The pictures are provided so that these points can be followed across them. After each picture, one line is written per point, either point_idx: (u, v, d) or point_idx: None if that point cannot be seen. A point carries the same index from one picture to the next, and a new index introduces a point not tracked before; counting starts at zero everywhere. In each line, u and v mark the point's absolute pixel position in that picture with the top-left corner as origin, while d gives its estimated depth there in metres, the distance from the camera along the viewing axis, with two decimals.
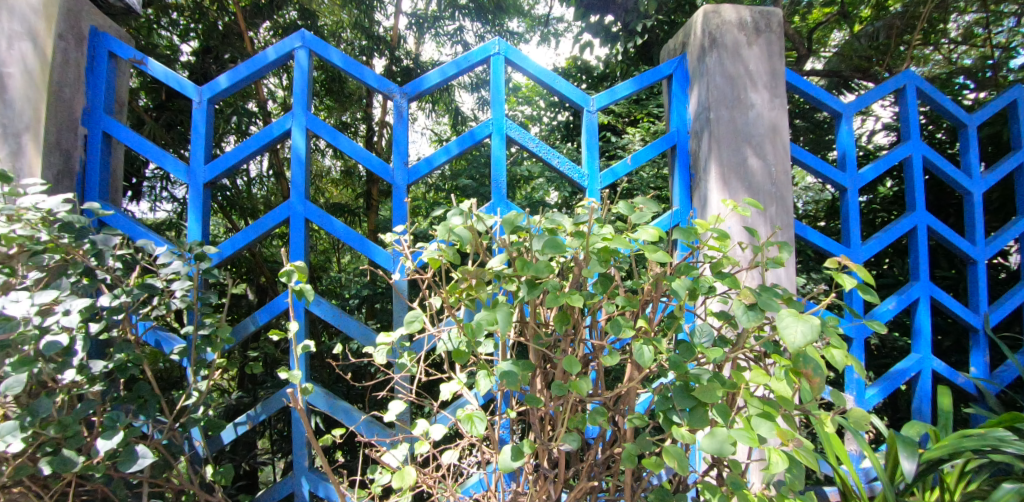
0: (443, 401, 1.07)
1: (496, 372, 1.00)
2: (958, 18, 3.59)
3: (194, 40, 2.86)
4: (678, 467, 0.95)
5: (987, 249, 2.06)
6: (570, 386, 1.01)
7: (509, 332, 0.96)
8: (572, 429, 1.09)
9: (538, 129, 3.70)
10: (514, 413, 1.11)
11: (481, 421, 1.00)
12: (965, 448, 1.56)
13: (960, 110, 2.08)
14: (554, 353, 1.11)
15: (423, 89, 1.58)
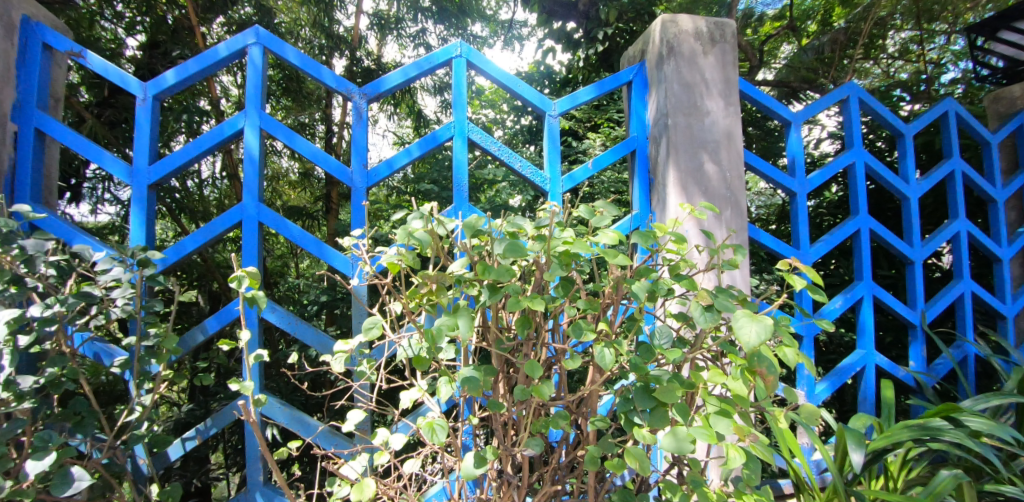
0: (403, 408, 1.05)
1: (457, 378, 0.99)
2: (897, 34, 3.80)
3: (140, 34, 2.74)
4: (640, 468, 0.96)
5: (925, 250, 2.18)
6: (533, 391, 1.01)
7: (470, 337, 0.95)
8: (535, 433, 1.08)
9: (501, 134, 3.70)
10: (476, 420, 1.09)
11: (443, 429, 0.98)
12: (905, 439, 1.64)
13: (899, 118, 2.19)
14: (516, 357, 1.11)
15: (384, 90, 1.56)
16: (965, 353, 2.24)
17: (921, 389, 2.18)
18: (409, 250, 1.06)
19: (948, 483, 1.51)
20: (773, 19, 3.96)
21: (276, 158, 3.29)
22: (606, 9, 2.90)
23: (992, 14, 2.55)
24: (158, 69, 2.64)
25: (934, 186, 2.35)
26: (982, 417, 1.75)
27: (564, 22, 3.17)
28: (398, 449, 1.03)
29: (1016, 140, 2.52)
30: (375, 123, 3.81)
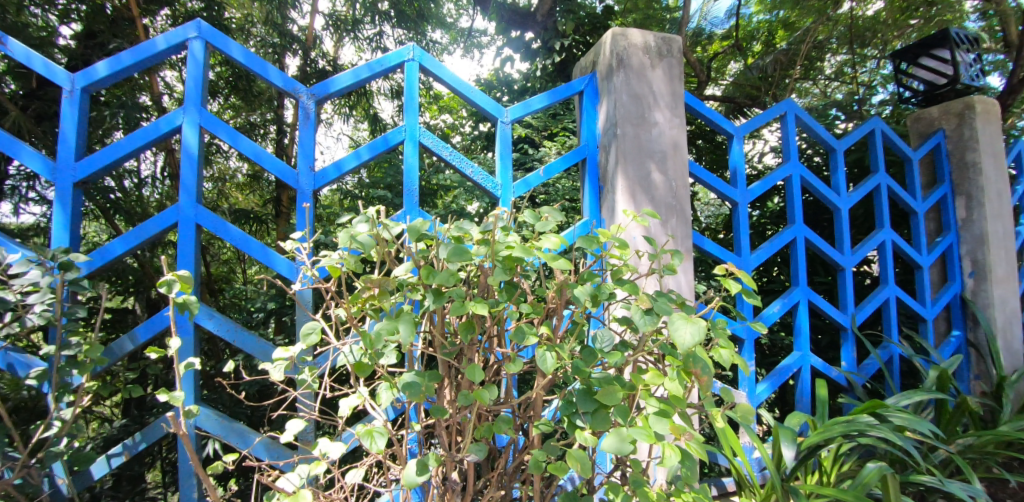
0: (342, 417, 1.03)
1: (399, 383, 0.98)
2: (833, 57, 4.03)
3: (76, 23, 2.42)
4: (581, 470, 0.97)
5: (854, 257, 2.31)
6: (475, 396, 1.00)
7: (410, 342, 0.94)
8: (480, 439, 1.08)
9: (459, 141, 3.68)
10: (420, 426, 1.08)
11: (382, 436, 0.97)
12: (835, 434, 1.73)
13: (830, 133, 2.32)
14: (461, 363, 1.10)
15: (333, 91, 1.52)
16: (889, 354, 2.39)
17: (851, 388, 2.31)
18: (353, 254, 1.04)
19: (873, 475, 1.60)
20: (722, 38, 4.12)
21: (223, 159, 3.06)
22: (564, 21, 2.94)
23: (914, 41, 2.76)
24: (93, 61, 2.36)
25: (862, 197, 2.50)
26: (905, 412, 1.88)
27: (523, 32, 3.19)
28: (336, 457, 1.01)
29: (935, 157, 2.71)
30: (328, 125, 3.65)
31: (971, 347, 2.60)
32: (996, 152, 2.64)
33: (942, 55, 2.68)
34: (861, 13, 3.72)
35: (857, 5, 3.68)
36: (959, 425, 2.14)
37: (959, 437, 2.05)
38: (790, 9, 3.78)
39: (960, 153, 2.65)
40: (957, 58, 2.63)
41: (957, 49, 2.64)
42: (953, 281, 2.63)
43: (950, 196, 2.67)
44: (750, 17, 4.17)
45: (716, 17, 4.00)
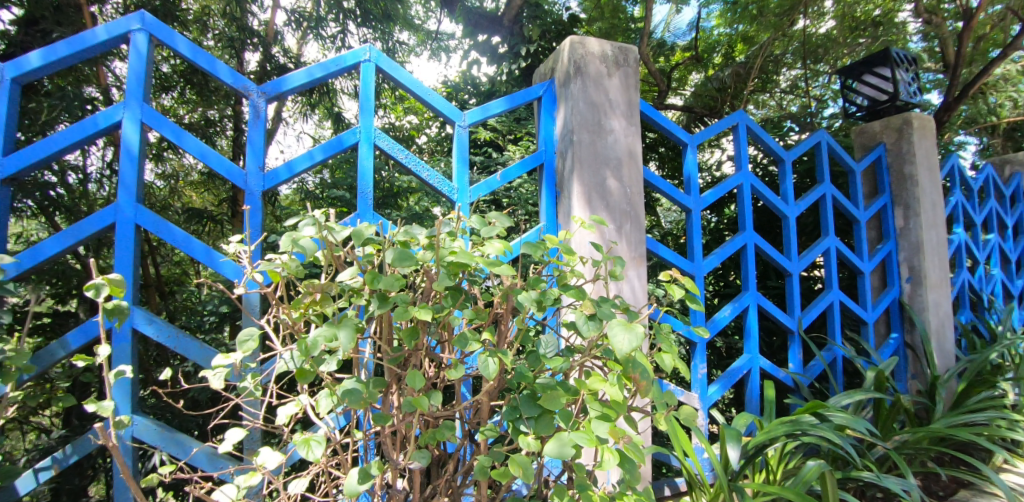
0: (280, 425, 1.00)
1: (339, 390, 0.96)
2: (789, 72, 4.19)
3: (17, 6, 2.17)
4: (524, 475, 0.97)
5: (800, 263, 2.40)
6: (416, 403, 0.99)
7: (351, 349, 0.92)
8: (425, 446, 1.07)
9: (423, 143, 3.62)
10: (363, 434, 1.06)
11: (320, 445, 0.95)
12: (779, 434, 1.79)
13: (779, 144, 2.42)
14: (407, 368, 1.09)
15: (286, 90, 1.48)
16: (834, 356, 2.50)
17: (797, 389, 2.40)
18: (296, 258, 1.02)
19: (812, 472, 1.67)
20: (684, 50, 4.21)
21: (177, 155, 2.79)
22: (531, 27, 2.95)
23: (858, 59, 2.97)
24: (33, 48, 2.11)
25: (809, 206, 2.61)
26: (843, 411, 1.97)
27: (489, 36, 3.21)
28: (272, 468, 0.99)
29: (876, 169, 2.86)
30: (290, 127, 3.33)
31: (909, 349, 2.75)
32: (930, 166, 2.81)
33: (883, 73, 2.88)
34: (813, 30, 3.88)
35: (811, 22, 3.84)
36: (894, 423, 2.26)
37: (896, 433, 2.17)
38: (749, 24, 3.91)
39: (898, 166, 2.81)
40: (897, 76, 2.82)
41: (896, 67, 2.84)
42: (892, 287, 2.77)
43: (889, 206, 2.82)
44: (711, 30, 4.28)
45: (679, 30, 4.01)
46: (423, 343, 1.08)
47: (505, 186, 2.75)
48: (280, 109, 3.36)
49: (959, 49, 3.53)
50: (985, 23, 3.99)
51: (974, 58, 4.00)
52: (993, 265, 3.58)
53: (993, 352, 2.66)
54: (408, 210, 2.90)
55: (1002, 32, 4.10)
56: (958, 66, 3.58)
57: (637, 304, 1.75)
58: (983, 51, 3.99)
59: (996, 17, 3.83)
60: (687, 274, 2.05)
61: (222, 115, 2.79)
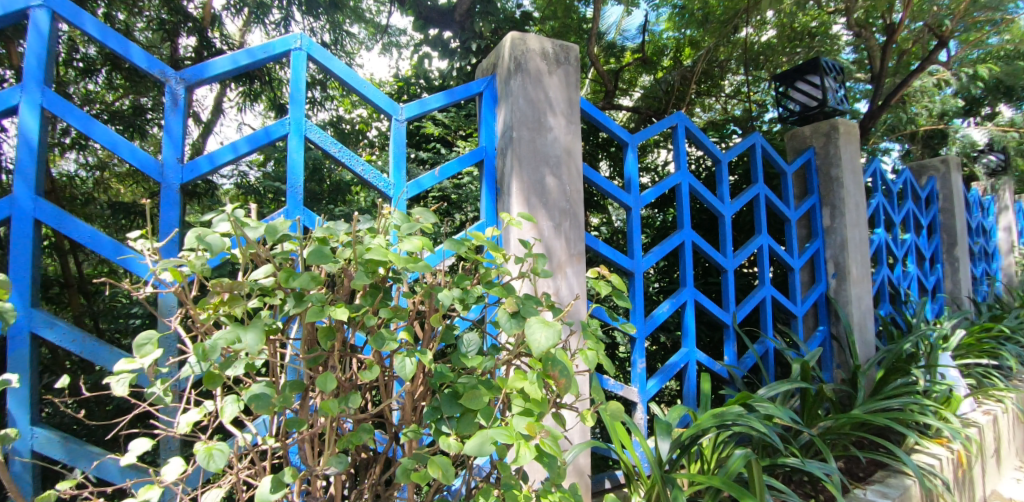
0: (181, 434, 0.95)
1: (246, 395, 0.93)
2: (733, 77, 4.34)
3: None
4: (443, 477, 0.96)
5: (733, 260, 2.50)
6: (327, 406, 0.96)
7: (259, 352, 0.88)
8: (343, 450, 1.04)
9: (373, 136, 3.50)
10: (276, 440, 1.01)
11: (223, 455, 0.91)
12: (710, 425, 1.86)
13: (716, 146, 2.51)
14: (327, 369, 1.05)
15: (207, 76, 1.40)
16: (767, 348, 2.62)
17: (732, 380, 2.51)
18: (204, 257, 0.96)
19: (739, 463, 1.74)
20: (633, 51, 4.28)
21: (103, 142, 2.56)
22: (483, 23, 2.92)
23: (792, 67, 3.10)
24: None
25: (743, 205, 2.73)
26: (767, 401, 2.07)
27: (440, 30, 3.14)
28: (173, 481, 0.93)
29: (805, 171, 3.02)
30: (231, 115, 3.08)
31: (835, 341, 2.93)
32: (855, 169, 2.99)
33: (814, 80, 3.02)
34: (755, 38, 4.03)
35: (754, 31, 3.99)
36: (817, 410, 2.40)
37: (820, 421, 2.31)
38: (695, 29, 4.03)
39: (826, 169, 2.98)
40: (825, 84, 2.97)
41: (825, 76, 2.99)
42: (820, 282, 2.94)
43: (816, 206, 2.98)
44: (660, 34, 4.37)
45: (629, 32, 4.10)
46: (339, 342, 1.05)
47: (455, 183, 2.69)
48: (218, 97, 3.14)
49: (884, 62, 3.77)
50: (906, 39, 4.29)
51: (897, 70, 4.29)
52: (909, 262, 3.86)
53: (908, 343, 2.87)
54: (357, 205, 2.79)
55: (921, 48, 4.41)
56: (881, 77, 3.82)
57: (575, 302, 1.78)
58: (905, 64, 4.28)
59: (916, 33, 4.11)
60: (627, 271, 2.10)
61: (156, 103, 2.58)
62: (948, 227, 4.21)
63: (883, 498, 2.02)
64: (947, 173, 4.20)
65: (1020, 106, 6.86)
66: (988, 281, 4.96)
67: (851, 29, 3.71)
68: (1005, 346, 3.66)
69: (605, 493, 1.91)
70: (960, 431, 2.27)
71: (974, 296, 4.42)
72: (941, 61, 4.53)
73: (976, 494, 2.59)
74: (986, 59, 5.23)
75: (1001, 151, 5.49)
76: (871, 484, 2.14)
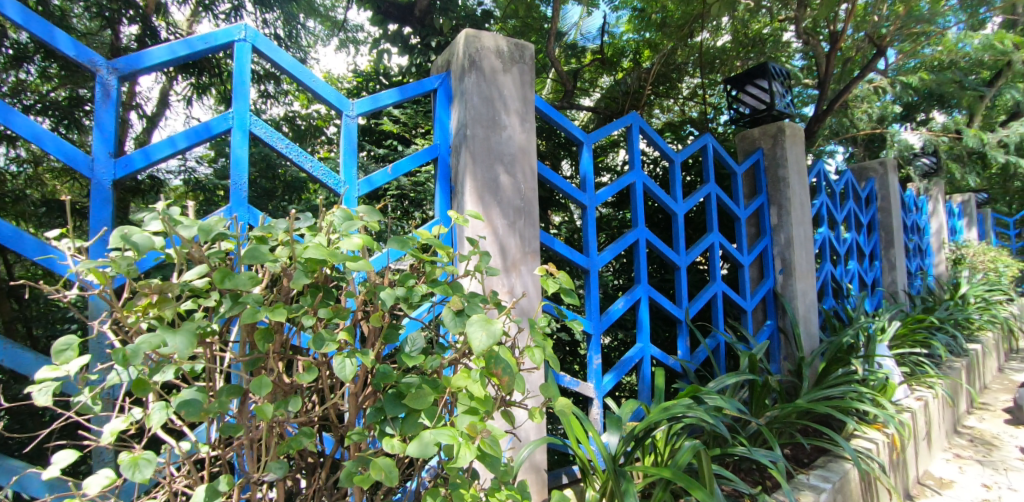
0: (106, 443, 0.91)
1: (175, 401, 0.90)
2: (690, 80, 4.43)
3: None
4: (387, 479, 0.94)
5: (686, 257, 2.57)
6: (261, 412, 0.93)
7: (188, 357, 0.85)
8: (282, 455, 1.01)
9: (331, 133, 3.40)
10: (210, 447, 0.98)
11: (150, 464, 0.87)
12: (661, 418, 1.91)
13: (669, 145, 2.57)
14: (266, 372, 1.02)
15: (143, 67, 1.33)
16: (718, 342, 2.71)
17: (684, 374, 2.57)
18: (131, 259, 0.92)
19: (688, 454, 1.79)
20: (593, 52, 4.31)
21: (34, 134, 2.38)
22: (444, 20, 2.89)
23: (742, 71, 3.21)
24: None
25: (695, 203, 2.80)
26: (715, 394, 2.13)
27: (399, 26, 3.09)
28: (96, 494, 0.88)
29: (754, 171, 3.13)
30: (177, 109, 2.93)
31: (781, 333, 3.05)
32: (800, 170, 3.12)
33: (762, 84, 3.13)
34: (711, 42, 4.15)
35: (710, 35, 4.11)
36: (764, 400, 2.49)
37: (767, 410, 2.42)
38: (653, 32, 4.10)
39: (773, 169, 3.09)
40: (773, 88, 3.09)
41: (772, 80, 3.11)
42: (767, 278, 3.05)
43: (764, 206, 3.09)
44: (620, 35, 4.42)
45: (589, 33, 4.15)
46: (278, 343, 1.02)
47: (413, 182, 2.64)
48: (163, 89, 2.98)
49: (829, 68, 3.94)
50: (849, 48, 4.51)
51: (841, 76, 4.49)
52: (850, 259, 4.06)
53: (848, 334, 3.02)
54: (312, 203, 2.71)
55: (862, 56, 4.65)
56: (826, 82, 4.00)
57: (529, 300, 1.79)
58: (848, 71, 4.49)
59: (858, 42, 4.32)
60: (583, 268, 2.12)
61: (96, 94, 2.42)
62: (885, 225, 4.45)
63: (825, 482, 2.11)
64: (884, 174, 4.45)
65: (950, 113, 7.32)
66: (921, 276, 5.26)
67: (800, 36, 3.85)
68: (935, 336, 3.90)
69: (561, 488, 1.93)
70: (893, 418, 2.41)
71: (908, 290, 4.69)
72: (880, 67, 4.78)
73: (909, 476, 2.75)
74: (920, 68, 5.55)
75: (933, 155, 5.84)
76: (813, 469, 2.24)
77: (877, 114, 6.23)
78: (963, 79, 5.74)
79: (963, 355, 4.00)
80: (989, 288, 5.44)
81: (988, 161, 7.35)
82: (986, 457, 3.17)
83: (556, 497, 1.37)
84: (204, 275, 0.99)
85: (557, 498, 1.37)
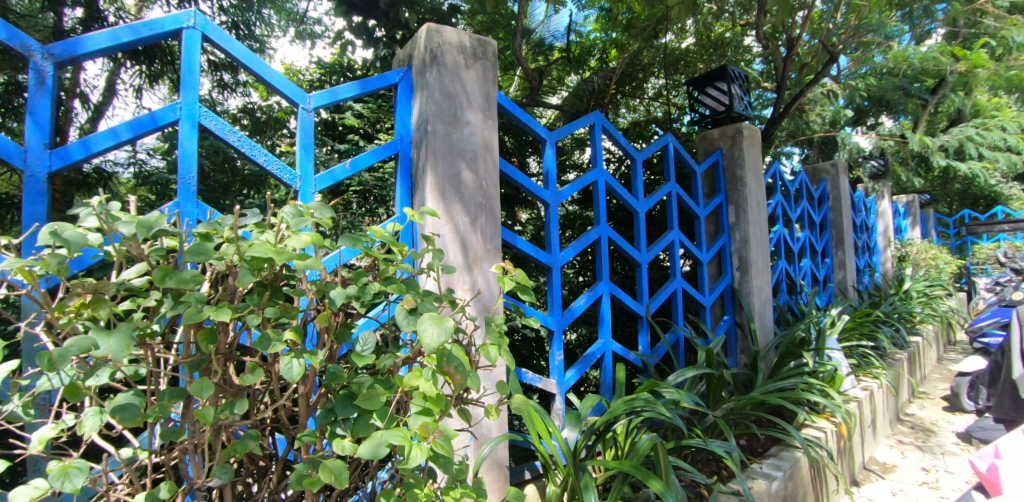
0: (34, 452, 0.86)
1: (110, 406, 0.86)
2: (655, 80, 4.50)
3: None
4: (336, 481, 0.93)
5: (648, 254, 2.61)
6: (202, 415, 0.89)
7: (125, 360, 0.81)
8: (230, 459, 0.98)
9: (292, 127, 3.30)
10: (150, 452, 0.94)
11: (82, 473, 0.83)
12: (621, 412, 1.94)
13: (630, 144, 2.61)
14: (213, 375, 0.99)
15: (82, 53, 1.26)
16: (677, 337, 2.77)
17: (645, 368, 2.62)
18: (63, 257, 0.87)
19: (646, 446, 1.83)
20: (560, 51, 4.33)
21: None
22: (409, 14, 2.85)
23: (703, 73, 3.30)
24: None
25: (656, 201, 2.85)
26: (672, 387, 2.18)
27: (364, 18, 3.03)
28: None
29: (713, 171, 3.21)
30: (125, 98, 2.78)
31: (738, 328, 3.14)
32: (756, 170, 3.22)
33: (721, 87, 3.23)
34: (675, 44, 4.23)
35: (674, 37, 4.19)
36: (721, 393, 2.57)
37: (723, 402, 2.49)
38: (620, 32, 4.15)
39: (731, 169, 3.17)
40: (732, 91, 3.19)
41: (732, 83, 3.20)
42: (725, 274, 3.14)
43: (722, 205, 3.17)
44: (588, 35, 4.45)
45: (556, 31, 4.18)
46: (224, 344, 0.99)
47: (375, 178, 2.58)
48: (110, 78, 2.83)
49: (785, 72, 4.06)
50: (805, 53, 4.67)
51: (798, 80, 4.64)
52: (804, 256, 4.21)
53: (800, 328, 3.13)
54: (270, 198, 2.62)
55: (817, 61, 4.82)
56: (783, 86, 4.13)
57: (491, 297, 1.79)
58: (804, 75, 4.64)
59: (813, 49, 4.48)
60: (545, 265, 2.13)
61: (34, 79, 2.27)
62: (837, 224, 4.63)
63: (777, 470, 2.19)
64: (836, 175, 4.64)
65: (898, 118, 7.68)
66: (869, 272, 5.51)
67: (760, 40, 3.96)
68: (880, 329, 4.10)
69: (524, 483, 1.93)
70: (839, 407, 2.51)
71: (857, 286, 4.91)
72: (834, 72, 4.97)
73: (855, 462, 2.88)
74: (870, 74, 5.80)
75: (880, 157, 6.12)
76: (767, 459, 2.31)
77: (830, 118, 6.48)
78: (909, 85, 6.03)
79: (905, 346, 4.22)
80: (929, 283, 5.75)
81: (930, 164, 7.77)
82: (925, 443, 3.35)
83: (512, 493, 1.37)
84: (144, 273, 0.95)
85: (515, 495, 1.37)
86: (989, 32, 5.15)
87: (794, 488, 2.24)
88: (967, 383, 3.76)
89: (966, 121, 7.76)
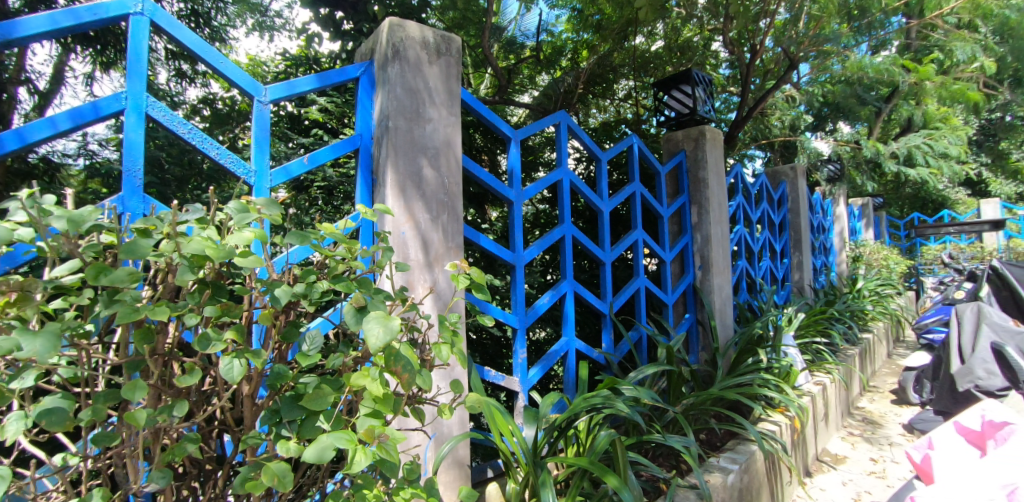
0: None
1: (36, 411, 0.82)
2: (625, 82, 4.55)
3: None
4: (280, 484, 0.91)
5: (611, 252, 2.65)
6: (136, 417, 0.86)
7: (51, 361, 0.78)
8: (170, 462, 0.94)
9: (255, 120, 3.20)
10: (81, 458, 0.90)
11: (4, 480, 0.79)
12: (581, 409, 1.96)
13: (594, 145, 2.63)
14: (151, 376, 0.95)
15: (17, 36, 1.19)
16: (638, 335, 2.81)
17: (607, 366, 2.66)
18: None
19: (604, 442, 1.85)
20: (532, 50, 4.34)
21: None
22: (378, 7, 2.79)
23: (669, 75, 3.35)
24: None
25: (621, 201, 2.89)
26: (631, 384, 2.21)
27: (331, 10, 2.95)
28: None
29: (677, 172, 3.27)
30: (74, 86, 2.64)
31: (698, 326, 3.22)
32: (718, 172, 3.29)
33: (686, 90, 3.29)
34: (645, 47, 4.28)
35: (644, 40, 4.24)
36: (681, 389, 2.62)
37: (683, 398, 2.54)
38: (590, 32, 4.18)
39: (694, 171, 3.24)
40: (696, 94, 3.26)
41: (696, 86, 3.27)
42: (687, 273, 3.21)
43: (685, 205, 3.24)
44: (559, 34, 4.47)
45: (527, 30, 4.18)
46: (162, 345, 0.95)
47: (340, 174, 2.52)
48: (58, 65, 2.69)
49: (749, 77, 4.17)
50: (768, 59, 4.79)
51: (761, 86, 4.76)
52: (763, 256, 4.35)
53: (757, 326, 3.22)
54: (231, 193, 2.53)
55: (779, 68, 4.97)
56: (746, 90, 4.24)
57: (451, 296, 1.78)
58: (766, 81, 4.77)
59: (776, 56, 4.61)
60: (508, 264, 2.13)
61: None
62: (795, 225, 4.79)
63: (732, 463, 2.25)
64: (794, 179, 4.80)
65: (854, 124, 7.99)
66: (825, 272, 5.73)
67: (726, 45, 4.06)
68: (834, 327, 4.27)
69: (485, 481, 1.93)
70: (791, 402, 2.60)
71: (813, 285, 5.10)
72: (795, 79, 5.13)
73: (808, 454, 2.99)
74: (828, 81, 6.01)
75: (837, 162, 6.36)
76: (724, 452, 2.38)
77: (790, 123, 6.70)
78: (863, 93, 6.28)
79: (857, 343, 4.41)
80: (880, 283, 6.02)
81: (882, 170, 8.12)
82: (873, 434, 3.51)
83: (467, 493, 1.36)
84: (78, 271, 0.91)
85: (469, 494, 1.36)
86: (937, 44, 5.42)
87: (749, 480, 2.31)
88: (913, 377, 3.96)
89: (915, 129, 8.14)
